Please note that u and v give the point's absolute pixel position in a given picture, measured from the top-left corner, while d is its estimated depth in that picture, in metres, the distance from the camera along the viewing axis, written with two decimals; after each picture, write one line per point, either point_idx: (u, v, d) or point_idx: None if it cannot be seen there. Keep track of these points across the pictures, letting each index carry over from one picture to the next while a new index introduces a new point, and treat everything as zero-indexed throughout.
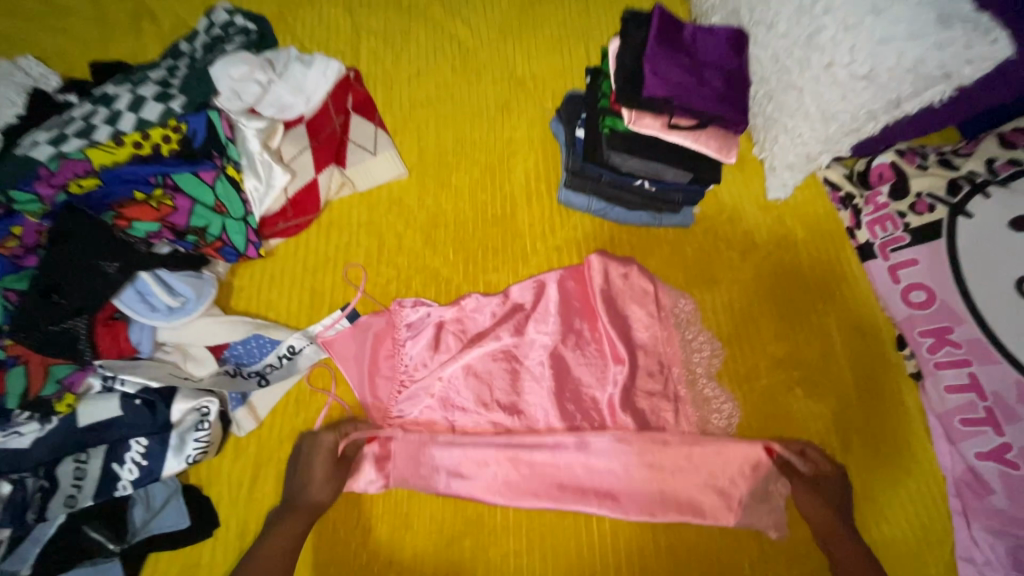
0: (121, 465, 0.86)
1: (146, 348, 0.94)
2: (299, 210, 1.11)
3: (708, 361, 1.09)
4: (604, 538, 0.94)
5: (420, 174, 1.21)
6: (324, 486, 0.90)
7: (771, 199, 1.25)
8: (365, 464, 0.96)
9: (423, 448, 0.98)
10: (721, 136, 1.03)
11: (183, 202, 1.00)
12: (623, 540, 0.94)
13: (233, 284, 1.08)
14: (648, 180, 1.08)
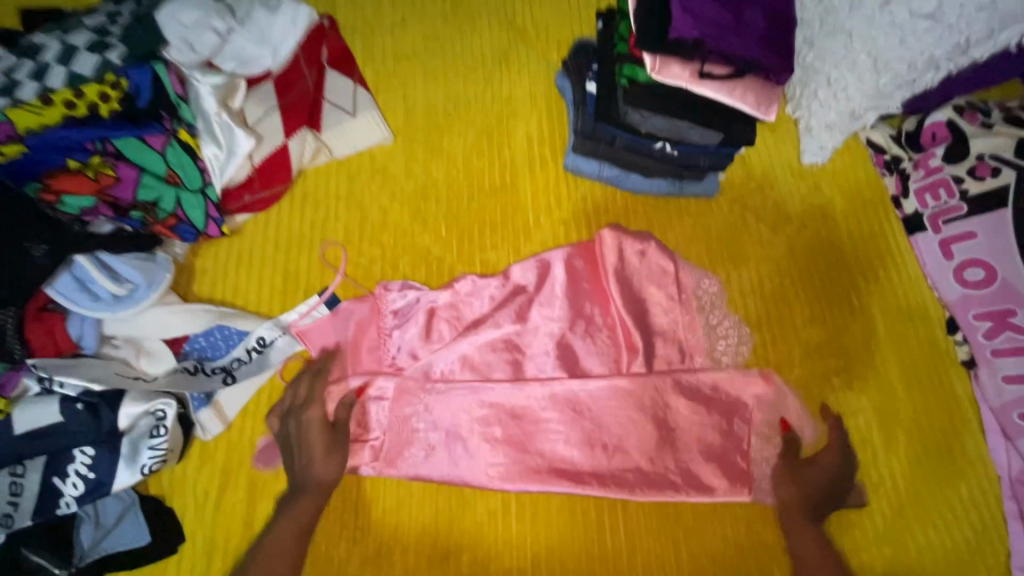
0: (64, 479, 0.75)
1: (90, 343, 0.81)
2: (267, 181, 0.97)
3: (735, 349, 0.95)
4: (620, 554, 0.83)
5: (407, 138, 1.06)
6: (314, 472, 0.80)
7: (805, 163, 1.09)
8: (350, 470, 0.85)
9: (416, 449, 0.86)
10: (759, 88, 0.88)
11: (126, 172, 0.86)
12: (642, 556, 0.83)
13: (195, 267, 0.94)
14: (668, 143, 0.94)
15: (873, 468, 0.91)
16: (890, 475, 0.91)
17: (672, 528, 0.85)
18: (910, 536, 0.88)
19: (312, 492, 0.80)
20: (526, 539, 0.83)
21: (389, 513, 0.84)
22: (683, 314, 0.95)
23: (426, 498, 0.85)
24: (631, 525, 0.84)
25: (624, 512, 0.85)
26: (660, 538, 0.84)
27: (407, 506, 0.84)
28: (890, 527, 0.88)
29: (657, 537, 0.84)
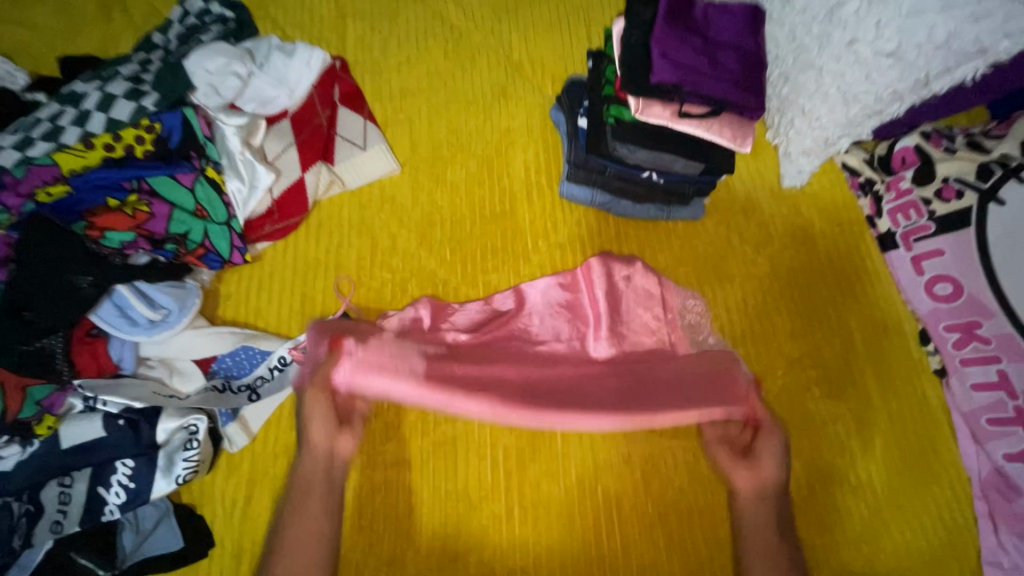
0: (107, 488, 0.82)
1: (129, 365, 0.89)
2: (286, 212, 1.05)
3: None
4: (614, 557, 0.89)
5: (413, 169, 1.15)
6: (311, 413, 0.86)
7: (786, 187, 1.18)
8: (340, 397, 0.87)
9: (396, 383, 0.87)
10: (735, 124, 0.96)
11: (160, 207, 0.94)
12: (635, 558, 0.89)
13: (220, 292, 1.02)
14: (655, 172, 1.02)
15: (853, 472, 0.98)
16: (868, 479, 0.97)
17: (664, 532, 0.91)
18: (887, 535, 0.94)
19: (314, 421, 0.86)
20: (528, 541, 0.89)
21: (402, 518, 0.91)
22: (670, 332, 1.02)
23: (435, 504, 0.92)
24: (625, 529, 0.91)
25: (618, 517, 0.92)
26: (650, 542, 0.91)
27: (417, 511, 0.91)
28: (869, 527, 0.94)
29: (650, 540, 0.91)
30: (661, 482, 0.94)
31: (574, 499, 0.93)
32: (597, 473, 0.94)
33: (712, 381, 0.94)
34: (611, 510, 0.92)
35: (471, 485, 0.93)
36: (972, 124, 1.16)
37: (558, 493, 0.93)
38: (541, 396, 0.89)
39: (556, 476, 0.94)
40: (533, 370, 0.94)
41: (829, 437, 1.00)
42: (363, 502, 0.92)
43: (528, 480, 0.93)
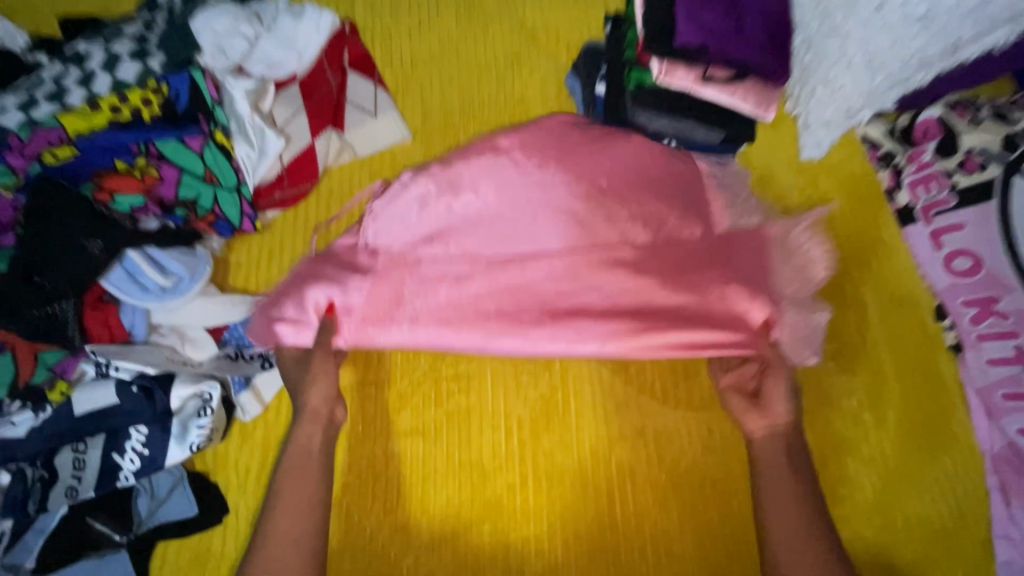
0: (122, 454, 0.82)
1: (141, 332, 0.88)
2: (296, 178, 1.04)
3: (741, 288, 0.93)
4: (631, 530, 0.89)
5: (425, 137, 1.12)
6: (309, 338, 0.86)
7: (803, 160, 1.16)
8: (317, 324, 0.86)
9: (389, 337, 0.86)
10: (759, 90, 0.93)
11: (168, 172, 0.93)
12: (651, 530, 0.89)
13: (229, 260, 1.01)
14: (676, 141, 1.00)
15: (866, 444, 0.97)
16: (880, 451, 0.97)
17: (679, 504, 0.91)
18: (898, 506, 0.94)
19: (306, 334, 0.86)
20: (543, 511, 0.89)
21: (414, 485, 0.91)
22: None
23: (448, 472, 0.92)
24: (640, 501, 0.91)
25: (635, 491, 0.92)
26: (664, 514, 0.91)
27: (430, 479, 0.91)
28: (879, 498, 0.94)
29: (666, 513, 0.91)
30: (673, 454, 0.94)
31: (590, 470, 0.92)
32: (612, 444, 0.94)
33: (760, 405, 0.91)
34: (627, 483, 0.92)
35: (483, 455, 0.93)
36: (996, 95, 1.13)
37: (571, 464, 0.93)
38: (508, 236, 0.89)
39: (571, 447, 0.94)
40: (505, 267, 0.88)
41: (842, 410, 0.99)
42: (374, 470, 0.92)
43: (541, 450, 0.93)
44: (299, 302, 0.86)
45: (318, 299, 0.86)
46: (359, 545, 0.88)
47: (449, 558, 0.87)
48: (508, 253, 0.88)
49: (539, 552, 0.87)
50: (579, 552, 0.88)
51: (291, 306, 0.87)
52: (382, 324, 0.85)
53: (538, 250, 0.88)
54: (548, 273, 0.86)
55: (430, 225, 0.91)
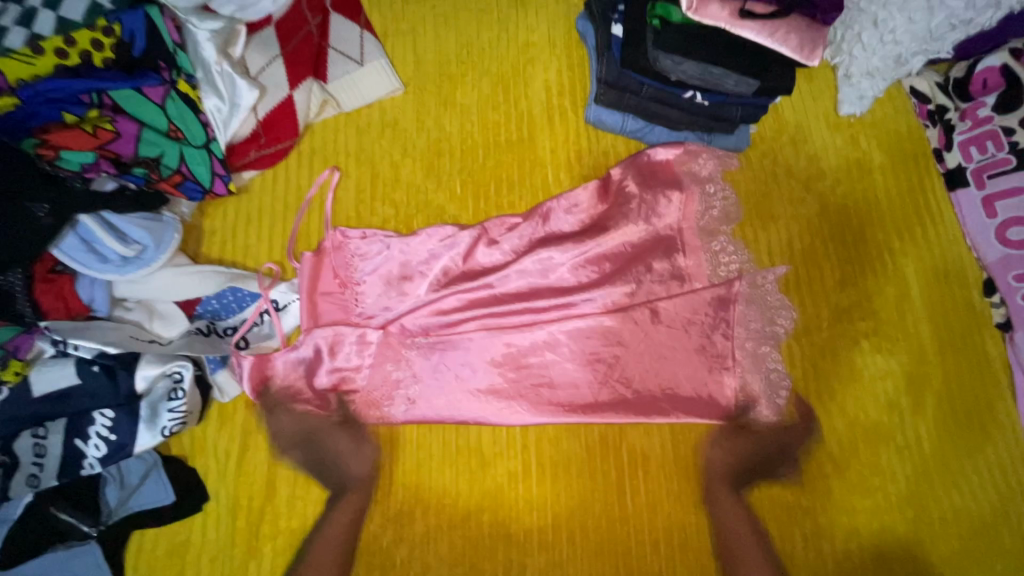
0: (85, 441, 0.74)
1: (101, 307, 0.79)
2: (274, 136, 0.93)
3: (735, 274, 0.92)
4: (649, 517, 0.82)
5: (418, 89, 1.00)
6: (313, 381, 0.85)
7: (842, 115, 1.03)
8: (319, 370, 0.85)
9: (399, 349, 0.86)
10: (806, 29, 0.80)
11: (125, 126, 0.81)
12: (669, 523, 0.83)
13: (204, 226, 0.92)
14: (699, 93, 0.88)
15: (899, 431, 0.90)
16: (917, 438, 0.89)
17: (696, 494, 0.85)
18: (934, 497, 0.87)
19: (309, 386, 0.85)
20: (548, 500, 0.83)
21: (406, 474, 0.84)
22: (708, 279, 0.91)
23: (445, 459, 0.85)
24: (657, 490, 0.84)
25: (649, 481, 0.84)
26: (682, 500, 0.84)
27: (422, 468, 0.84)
28: (912, 490, 0.87)
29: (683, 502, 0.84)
30: (689, 443, 0.87)
31: (599, 458, 0.85)
32: (624, 430, 0.87)
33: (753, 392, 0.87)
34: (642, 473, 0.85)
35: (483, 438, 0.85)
36: None
37: (577, 451, 0.85)
38: (518, 283, 0.89)
39: (579, 433, 0.86)
40: (512, 291, 0.89)
41: (876, 394, 0.91)
42: (365, 456, 0.85)
43: (546, 436, 0.86)
44: (311, 374, 0.85)
45: (331, 371, 0.85)
46: (349, 536, 0.81)
47: (445, 549, 0.81)
48: (504, 299, 0.89)
49: (543, 544, 0.81)
50: (587, 546, 0.81)
51: (293, 364, 0.85)
52: (382, 405, 0.85)
53: (543, 284, 0.90)
54: (531, 343, 0.87)
55: (427, 269, 0.90)
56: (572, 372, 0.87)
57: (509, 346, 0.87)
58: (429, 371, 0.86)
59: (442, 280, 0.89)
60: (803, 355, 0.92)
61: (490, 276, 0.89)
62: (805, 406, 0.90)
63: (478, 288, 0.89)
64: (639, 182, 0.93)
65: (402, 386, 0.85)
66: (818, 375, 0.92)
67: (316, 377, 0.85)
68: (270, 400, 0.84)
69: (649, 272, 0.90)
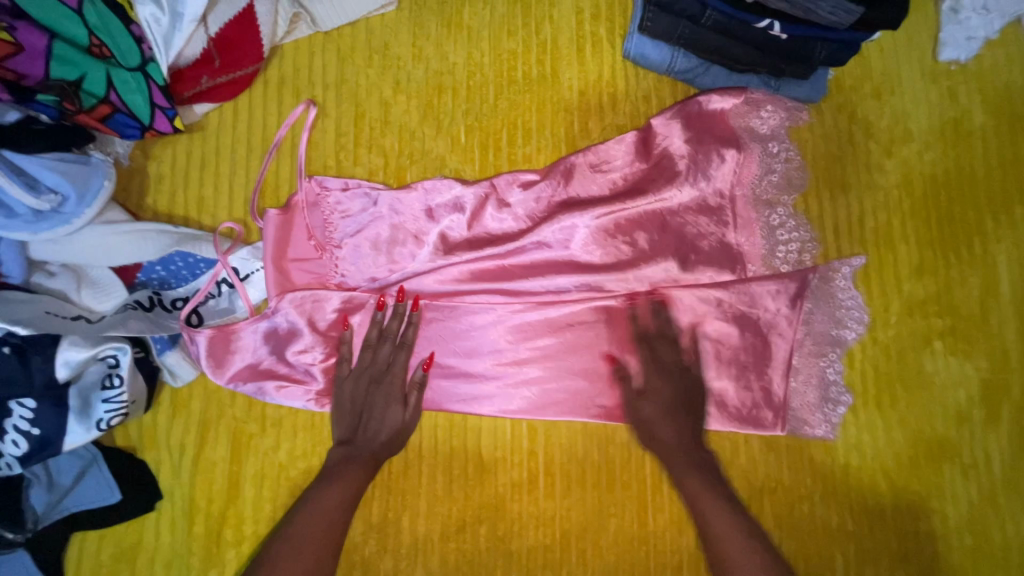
0: (0, 437, 0.60)
1: (16, 272, 0.64)
2: (232, 60, 0.74)
3: (796, 256, 0.75)
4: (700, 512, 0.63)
5: (415, 5, 0.80)
6: (289, 357, 0.71)
7: (940, 62, 0.83)
8: (297, 342, 0.71)
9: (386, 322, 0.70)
10: None
11: (31, 38, 0.61)
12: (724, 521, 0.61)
13: (149, 171, 0.75)
14: (778, 23, 0.67)
15: (968, 448, 0.76)
16: (987, 456, 0.76)
17: None
18: (998, 524, 0.75)
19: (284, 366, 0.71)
20: (556, 513, 0.71)
21: (348, 458, 0.68)
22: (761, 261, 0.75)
23: (435, 461, 0.72)
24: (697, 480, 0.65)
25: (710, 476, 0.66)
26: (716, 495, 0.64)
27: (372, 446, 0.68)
28: (975, 516, 0.75)
29: None
30: (723, 454, 0.75)
31: (617, 468, 0.72)
32: None
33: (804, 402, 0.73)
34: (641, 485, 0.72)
35: (395, 403, 0.70)
36: None
37: (594, 458, 0.73)
38: (533, 257, 0.74)
39: (597, 439, 0.73)
40: (526, 267, 0.74)
41: (947, 404, 0.77)
42: None
43: (556, 441, 0.73)
44: (284, 350, 0.71)
45: (308, 343, 0.71)
46: None
47: (436, 564, 0.70)
48: (514, 273, 0.73)
49: (549, 563, 0.70)
50: (599, 566, 0.70)
51: (264, 336, 0.71)
52: None
53: (564, 259, 0.74)
54: (547, 326, 0.73)
55: (423, 234, 0.73)
56: (593, 366, 0.73)
57: (517, 320, 0.73)
58: (426, 344, 0.73)
59: (442, 246, 0.73)
60: (867, 355, 0.78)
61: (500, 243, 0.74)
62: (862, 416, 0.76)
63: (486, 256, 0.73)
64: (687, 140, 0.75)
65: None
66: (882, 380, 0.77)
67: (287, 350, 0.71)
68: (237, 380, 0.70)
69: (691, 251, 0.74)
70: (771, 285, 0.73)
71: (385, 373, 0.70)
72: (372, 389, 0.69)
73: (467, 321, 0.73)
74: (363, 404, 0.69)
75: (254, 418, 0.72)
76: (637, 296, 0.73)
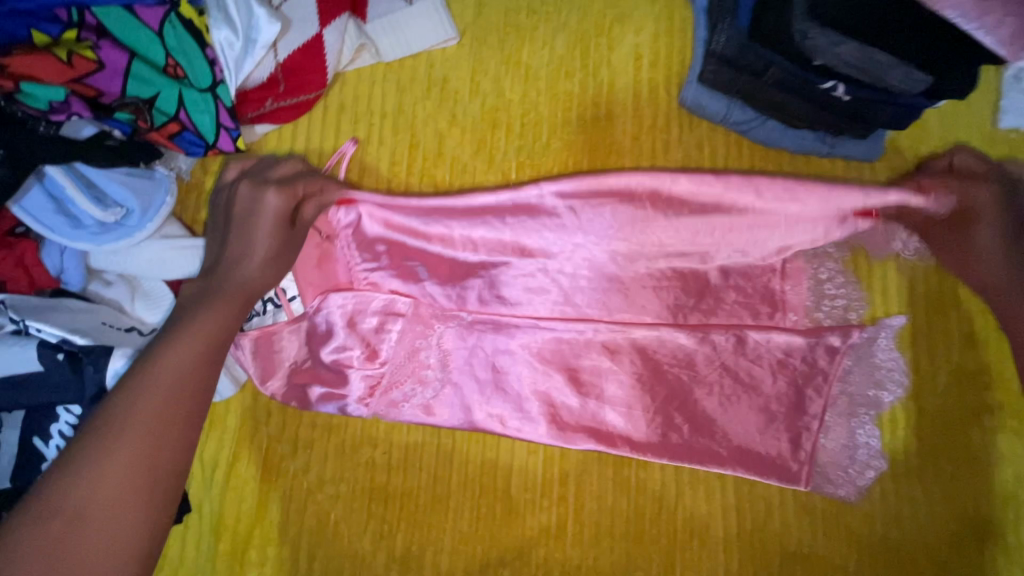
0: (46, 442, 0.62)
1: (75, 280, 0.67)
2: (296, 85, 0.75)
3: (842, 313, 0.75)
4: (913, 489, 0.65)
5: (478, 40, 0.81)
6: (330, 376, 0.72)
7: (1001, 129, 0.82)
8: (329, 345, 0.72)
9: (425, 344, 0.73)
10: None
11: (112, 56, 0.64)
12: None
13: (206, 187, 0.76)
14: (843, 84, 0.67)
15: (1014, 530, 0.73)
16: None
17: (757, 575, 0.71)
18: None
19: (323, 382, 0.72)
20: (583, 562, 0.70)
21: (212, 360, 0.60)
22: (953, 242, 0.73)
23: (464, 498, 0.71)
24: None
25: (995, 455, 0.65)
26: None
27: (248, 265, 0.65)
28: None
29: None
30: (757, 516, 0.72)
31: (647, 521, 0.71)
32: (682, 489, 0.72)
33: (833, 454, 0.73)
34: (681, 541, 0.71)
35: (275, 229, 0.67)
36: None
37: (625, 510, 0.71)
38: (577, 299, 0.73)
39: (629, 487, 0.72)
40: (570, 308, 0.73)
41: (994, 482, 0.74)
42: (371, 482, 0.72)
43: (588, 488, 0.72)
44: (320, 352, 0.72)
45: (342, 345, 0.72)
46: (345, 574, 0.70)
47: None
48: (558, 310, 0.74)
49: None
50: None
51: (302, 336, 0.73)
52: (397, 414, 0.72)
53: (607, 303, 0.73)
54: (586, 367, 0.74)
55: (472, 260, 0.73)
56: (629, 411, 0.73)
57: (559, 356, 0.73)
58: (462, 365, 0.73)
59: (484, 267, 0.73)
60: (912, 425, 0.75)
61: (539, 257, 0.72)
62: (903, 487, 0.74)
63: (530, 287, 0.73)
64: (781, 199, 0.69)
65: (417, 391, 0.73)
66: (924, 450, 0.75)
67: (325, 348, 0.72)
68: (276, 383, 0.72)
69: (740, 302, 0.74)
70: (806, 339, 0.73)
71: (273, 184, 0.68)
72: (253, 202, 0.67)
73: (507, 360, 0.73)
74: (238, 221, 0.67)
75: (286, 439, 0.73)
76: (676, 347, 0.73)
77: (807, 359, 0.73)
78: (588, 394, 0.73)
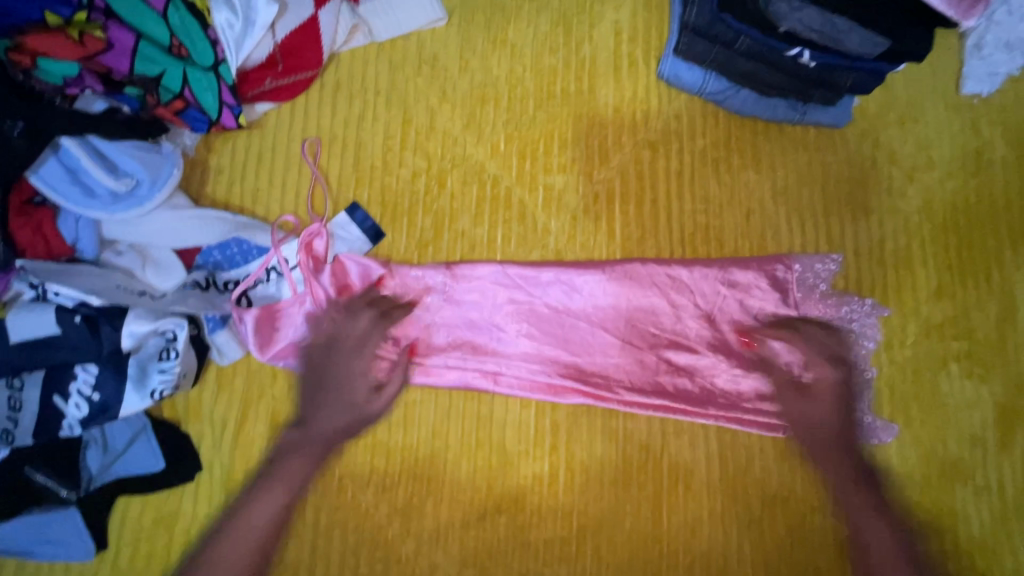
0: (65, 399, 0.66)
1: (88, 249, 0.70)
2: (294, 64, 0.79)
3: (810, 275, 0.80)
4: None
5: (465, 20, 0.85)
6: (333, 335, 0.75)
7: (963, 95, 0.86)
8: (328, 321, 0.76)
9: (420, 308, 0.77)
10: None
11: (120, 36, 0.67)
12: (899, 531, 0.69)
13: (210, 163, 0.80)
14: (807, 50, 0.71)
15: (982, 470, 0.77)
16: (1001, 479, 0.77)
17: (739, 519, 0.74)
18: (1010, 549, 0.75)
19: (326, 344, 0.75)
20: (575, 508, 0.74)
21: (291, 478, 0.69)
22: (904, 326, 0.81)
23: (461, 451, 0.75)
24: None
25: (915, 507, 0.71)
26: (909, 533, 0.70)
27: (338, 417, 0.72)
28: (988, 539, 0.75)
29: None
30: (740, 463, 0.76)
31: (634, 469, 0.75)
32: (667, 438, 0.76)
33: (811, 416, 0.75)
34: (666, 487, 0.75)
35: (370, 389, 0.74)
36: None
37: (614, 459, 0.75)
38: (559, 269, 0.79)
39: (616, 437, 0.76)
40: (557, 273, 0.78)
41: (962, 426, 0.78)
42: (374, 440, 0.76)
43: (576, 439, 0.76)
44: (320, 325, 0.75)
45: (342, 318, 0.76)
46: (350, 525, 0.73)
47: (458, 549, 0.73)
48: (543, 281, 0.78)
49: (565, 555, 0.73)
50: (613, 562, 0.73)
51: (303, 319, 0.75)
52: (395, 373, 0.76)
53: (587, 263, 0.79)
54: (574, 325, 0.78)
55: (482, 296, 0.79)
56: (616, 365, 0.77)
57: (547, 317, 0.78)
58: (464, 329, 0.78)
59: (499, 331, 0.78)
60: (886, 375, 0.79)
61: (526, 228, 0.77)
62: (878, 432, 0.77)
63: (519, 265, 0.79)
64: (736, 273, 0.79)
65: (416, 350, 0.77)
66: (897, 398, 0.79)
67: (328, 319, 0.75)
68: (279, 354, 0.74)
69: (714, 269, 0.79)
70: (774, 297, 0.79)
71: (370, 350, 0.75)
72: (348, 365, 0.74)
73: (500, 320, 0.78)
74: (335, 377, 0.74)
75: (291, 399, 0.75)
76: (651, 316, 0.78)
77: (775, 347, 0.78)
78: (576, 352, 0.77)
